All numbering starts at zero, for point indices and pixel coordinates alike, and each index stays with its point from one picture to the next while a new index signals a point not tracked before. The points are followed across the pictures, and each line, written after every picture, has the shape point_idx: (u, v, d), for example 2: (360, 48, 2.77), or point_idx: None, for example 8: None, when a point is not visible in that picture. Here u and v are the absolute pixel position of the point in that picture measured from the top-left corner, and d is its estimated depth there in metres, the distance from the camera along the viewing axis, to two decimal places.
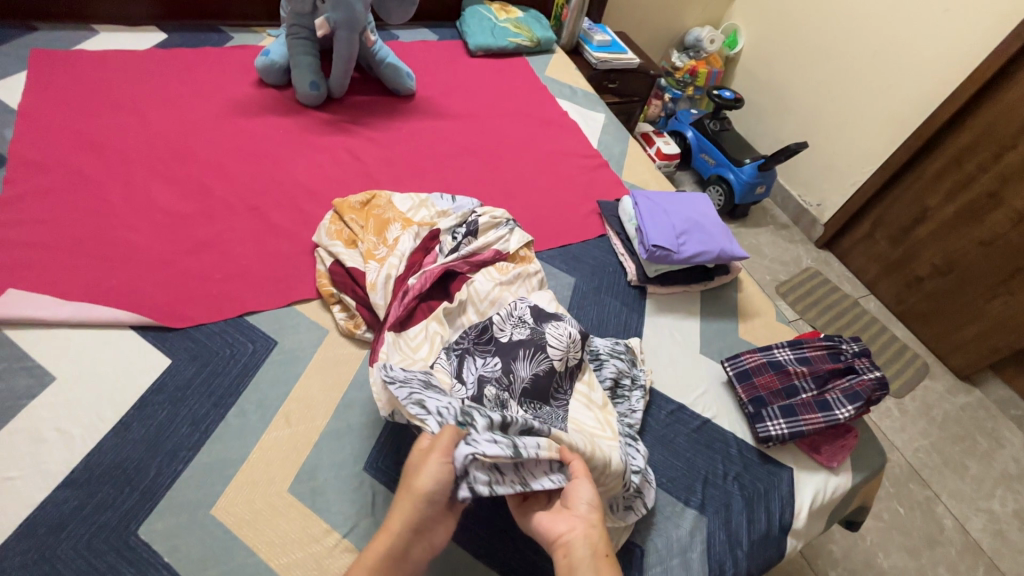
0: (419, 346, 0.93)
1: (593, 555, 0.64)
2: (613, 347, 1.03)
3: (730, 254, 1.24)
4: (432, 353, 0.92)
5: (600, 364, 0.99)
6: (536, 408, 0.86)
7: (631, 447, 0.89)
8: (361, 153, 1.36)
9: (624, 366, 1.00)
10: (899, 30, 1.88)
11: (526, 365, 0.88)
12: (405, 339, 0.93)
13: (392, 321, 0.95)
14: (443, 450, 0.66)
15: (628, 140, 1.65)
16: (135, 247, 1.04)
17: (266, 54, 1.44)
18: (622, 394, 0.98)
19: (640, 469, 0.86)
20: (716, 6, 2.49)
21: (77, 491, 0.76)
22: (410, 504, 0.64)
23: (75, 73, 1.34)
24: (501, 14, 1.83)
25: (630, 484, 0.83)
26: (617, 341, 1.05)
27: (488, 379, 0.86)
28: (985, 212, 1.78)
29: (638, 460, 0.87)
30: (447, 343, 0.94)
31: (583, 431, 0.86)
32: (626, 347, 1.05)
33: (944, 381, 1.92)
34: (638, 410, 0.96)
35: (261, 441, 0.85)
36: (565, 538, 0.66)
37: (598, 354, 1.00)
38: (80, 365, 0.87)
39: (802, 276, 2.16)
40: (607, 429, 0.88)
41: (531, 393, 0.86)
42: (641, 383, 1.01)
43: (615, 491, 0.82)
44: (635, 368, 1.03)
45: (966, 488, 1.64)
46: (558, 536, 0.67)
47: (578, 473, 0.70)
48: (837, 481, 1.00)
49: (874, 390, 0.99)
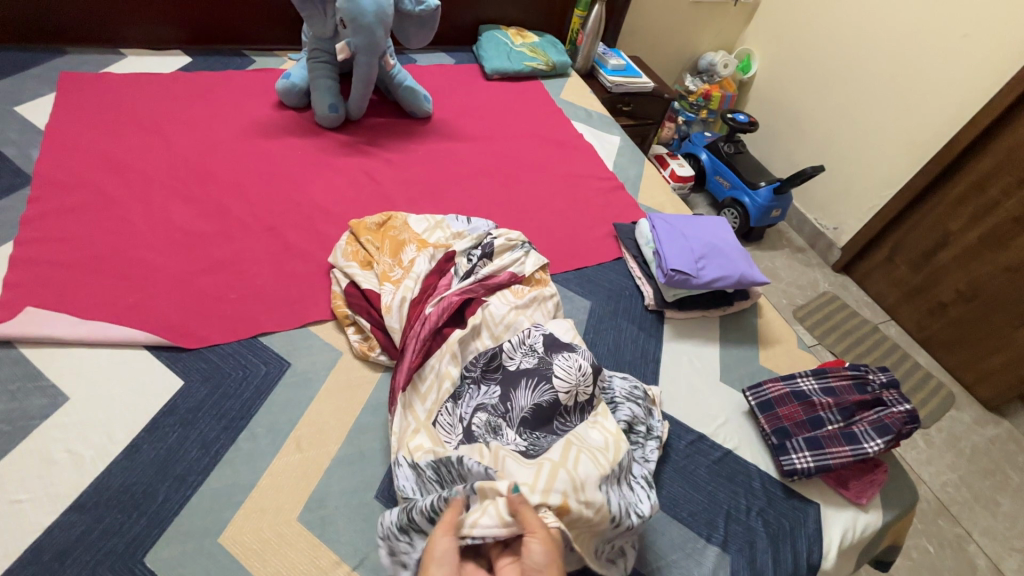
0: (427, 393, 0.90)
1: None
2: (631, 390, 0.97)
3: (750, 280, 1.21)
4: (437, 405, 0.89)
5: (615, 406, 0.93)
6: (535, 437, 0.83)
7: (632, 484, 0.83)
8: (378, 175, 1.37)
9: (640, 412, 0.93)
10: (915, 56, 1.88)
11: (526, 394, 0.86)
12: (417, 393, 0.91)
13: (401, 379, 0.92)
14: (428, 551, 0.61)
15: (643, 163, 1.65)
16: (153, 266, 1.04)
17: (286, 77, 1.46)
18: (636, 440, 0.92)
19: (644, 514, 0.79)
20: (730, 31, 2.50)
21: (85, 516, 0.74)
22: None
23: (102, 95, 1.37)
24: (517, 39, 1.86)
25: (622, 521, 0.76)
26: (636, 384, 1.00)
27: (484, 406, 0.87)
28: (1010, 238, 1.74)
29: (648, 500, 0.82)
30: (454, 388, 0.90)
31: (585, 446, 0.80)
32: (645, 393, 1.00)
33: (971, 411, 1.86)
34: (651, 461, 0.91)
35: (271, 466, 0.84)
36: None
37: (614, 397, 0.95)
38: (93, 386, 0.87)
39: (820, 301, 2.12)
40: (611, 450, 0.81)
41: (529, 422, 0.84)
42: (657, 434, 0.95)
43: (603, 530, 0.75)
44: (652, 418, 0.97)
45: (998, 525, 1.57)
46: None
47: (530, 530, 0.61)
48: (866, 519, 0.96)
49: (904, 423, 0.96)
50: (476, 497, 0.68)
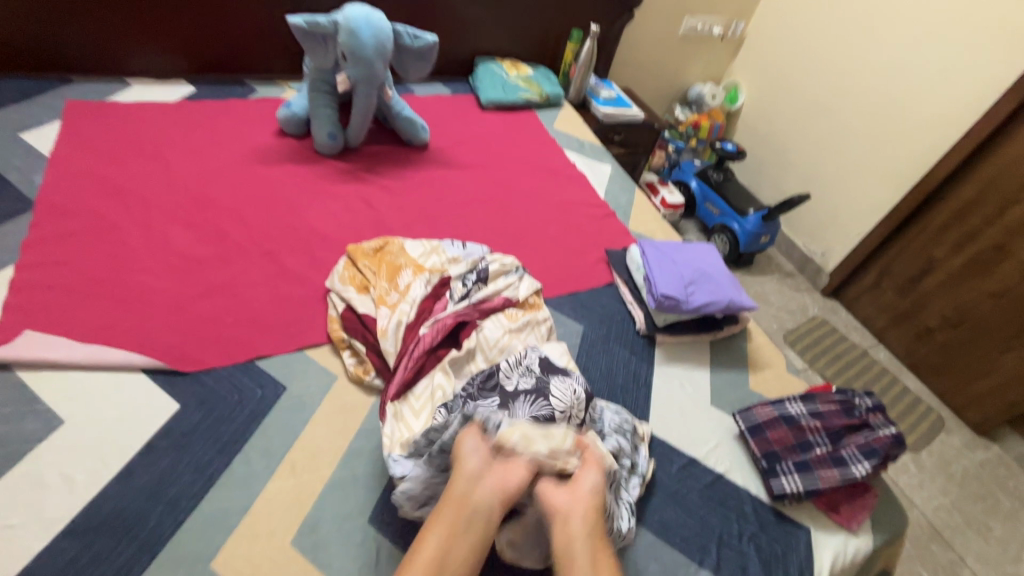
0: (420, 410, 0.93)
1: (583, 540, 0.73)
2: (619, 423, 0.97)
3: (738, 305, 1.24)
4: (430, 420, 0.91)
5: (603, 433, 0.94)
6: None
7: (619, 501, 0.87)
8: (375, 201, 1.40)
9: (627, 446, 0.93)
10: (893, 91, 1.97)
11: (525, 407, 0.87)
12: (409, 406, 0.94)
13: (394, 389, 0.94)
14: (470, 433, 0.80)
15: (633, 191, 1.69)
16: (151, 289, 1.06)
17: (287, 107, 1.51)
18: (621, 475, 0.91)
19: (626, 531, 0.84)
20: (717, 64, 2.60)
21: (76, 541, 0.74)
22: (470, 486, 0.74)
23: (107, 122, 1.41)
24: (512, 71, 1.93)
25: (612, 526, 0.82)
26: (625, 417, 0.99)
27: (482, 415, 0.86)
28: (992, 265, 1.79)
29: (628, 520, 0.85)
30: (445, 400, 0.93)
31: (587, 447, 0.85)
32: (634, 430, 0.99)
33: (961, 435, 1.88)
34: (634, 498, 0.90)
35: (265, 490, 0.84)
36: (563, 510, 0.75)
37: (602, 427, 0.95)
38: (88, 410, 0.87)
39: (809, 325, 2.15)
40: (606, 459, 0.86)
41: None
42: (641, 472, 0.94)
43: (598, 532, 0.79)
44: (637, 454, 0.97)
45: (991, 550, 1.57)
46: (565, 511, 0.75)
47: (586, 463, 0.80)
48: (857, 543, 0.96)
49: (891, 447, 0.97)
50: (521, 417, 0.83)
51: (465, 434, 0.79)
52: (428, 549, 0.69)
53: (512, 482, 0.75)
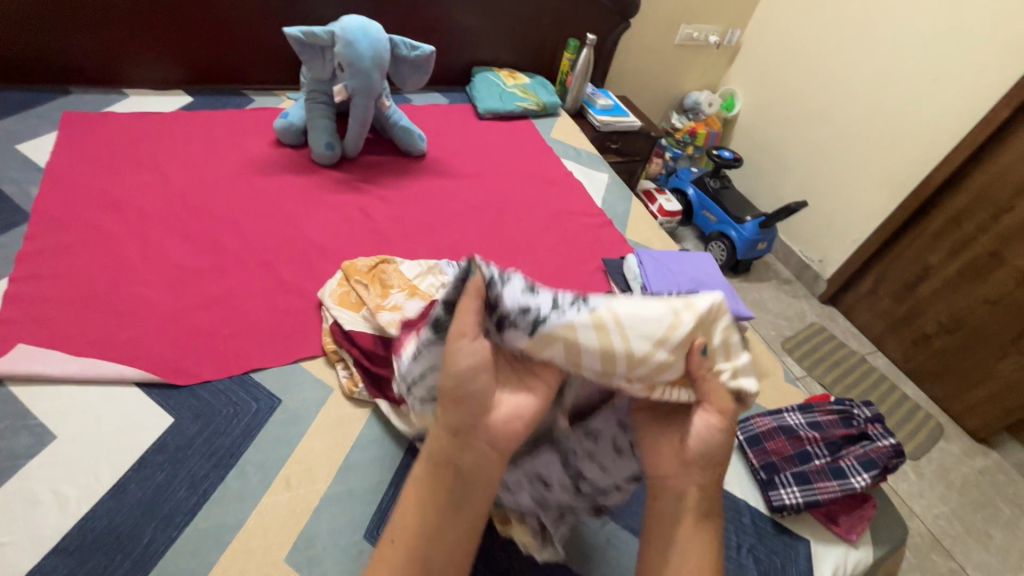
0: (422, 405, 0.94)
1: (682, 511, 0.66)
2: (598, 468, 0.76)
3: (736, 315, 1.24)
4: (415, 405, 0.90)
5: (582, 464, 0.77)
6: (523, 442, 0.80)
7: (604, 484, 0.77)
8: (373, 212, 1.40)
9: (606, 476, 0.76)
10: (888, 100, 1.98)
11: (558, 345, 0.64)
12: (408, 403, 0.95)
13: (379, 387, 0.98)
14: (463, 333, 0.60)
15: (630, 199, 1.70)
16: (148, 301, 1.05)
17: (284, 117, 1.51)
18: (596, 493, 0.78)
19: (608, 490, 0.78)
20: (714, 72, 2.61)
21: (68, 559, 0.73)
22: (445, 439, 0.61)
23: (104, 132, 1.40)
24: (509, 80, 1.93)
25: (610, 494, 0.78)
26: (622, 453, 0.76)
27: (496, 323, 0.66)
28: (987, 272, 1.80)
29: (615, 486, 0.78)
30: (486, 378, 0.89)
31: (693, 351, 0.65)
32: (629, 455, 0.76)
33: (960, 443, 1.87)
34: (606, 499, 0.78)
35: (259, 506, 0.83)
36: (660, 481, 0.68)
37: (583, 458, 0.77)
38: (83, 425, 0.86)
39: (807, 332, 2.15)
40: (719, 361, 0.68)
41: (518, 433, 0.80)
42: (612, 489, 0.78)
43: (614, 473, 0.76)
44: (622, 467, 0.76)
45: (991, 559, 1.56)
46: (662, 473, 0.68)
47: (700, 395, 0.67)
48: (857, 555, 0.96)
49: (890, 457, 0.97)
50: (556, 335, 0.63)
51: (455, 347, 0.60)
52: (407, 521, 0.61)
53: (524, 408, 0.63)
